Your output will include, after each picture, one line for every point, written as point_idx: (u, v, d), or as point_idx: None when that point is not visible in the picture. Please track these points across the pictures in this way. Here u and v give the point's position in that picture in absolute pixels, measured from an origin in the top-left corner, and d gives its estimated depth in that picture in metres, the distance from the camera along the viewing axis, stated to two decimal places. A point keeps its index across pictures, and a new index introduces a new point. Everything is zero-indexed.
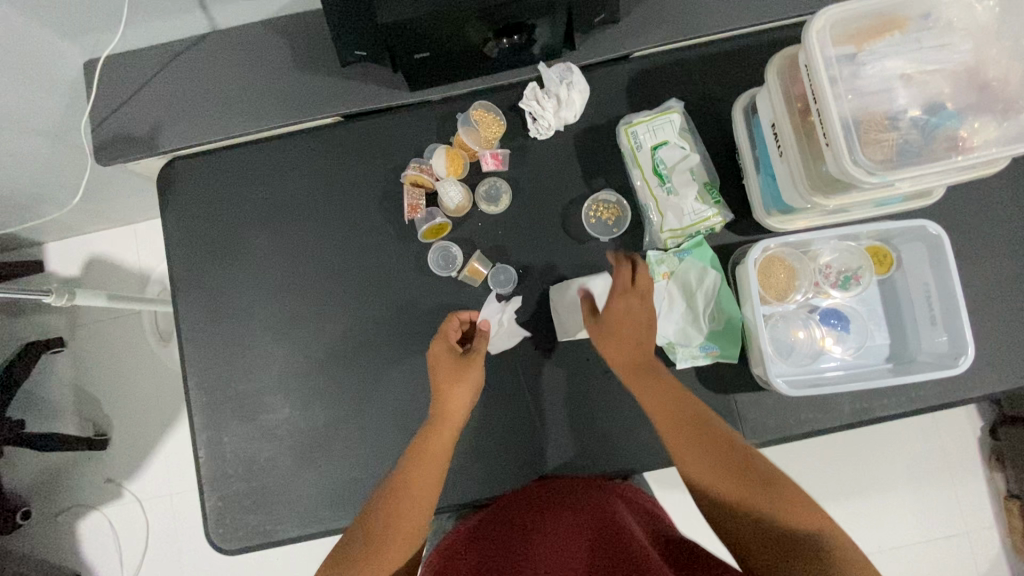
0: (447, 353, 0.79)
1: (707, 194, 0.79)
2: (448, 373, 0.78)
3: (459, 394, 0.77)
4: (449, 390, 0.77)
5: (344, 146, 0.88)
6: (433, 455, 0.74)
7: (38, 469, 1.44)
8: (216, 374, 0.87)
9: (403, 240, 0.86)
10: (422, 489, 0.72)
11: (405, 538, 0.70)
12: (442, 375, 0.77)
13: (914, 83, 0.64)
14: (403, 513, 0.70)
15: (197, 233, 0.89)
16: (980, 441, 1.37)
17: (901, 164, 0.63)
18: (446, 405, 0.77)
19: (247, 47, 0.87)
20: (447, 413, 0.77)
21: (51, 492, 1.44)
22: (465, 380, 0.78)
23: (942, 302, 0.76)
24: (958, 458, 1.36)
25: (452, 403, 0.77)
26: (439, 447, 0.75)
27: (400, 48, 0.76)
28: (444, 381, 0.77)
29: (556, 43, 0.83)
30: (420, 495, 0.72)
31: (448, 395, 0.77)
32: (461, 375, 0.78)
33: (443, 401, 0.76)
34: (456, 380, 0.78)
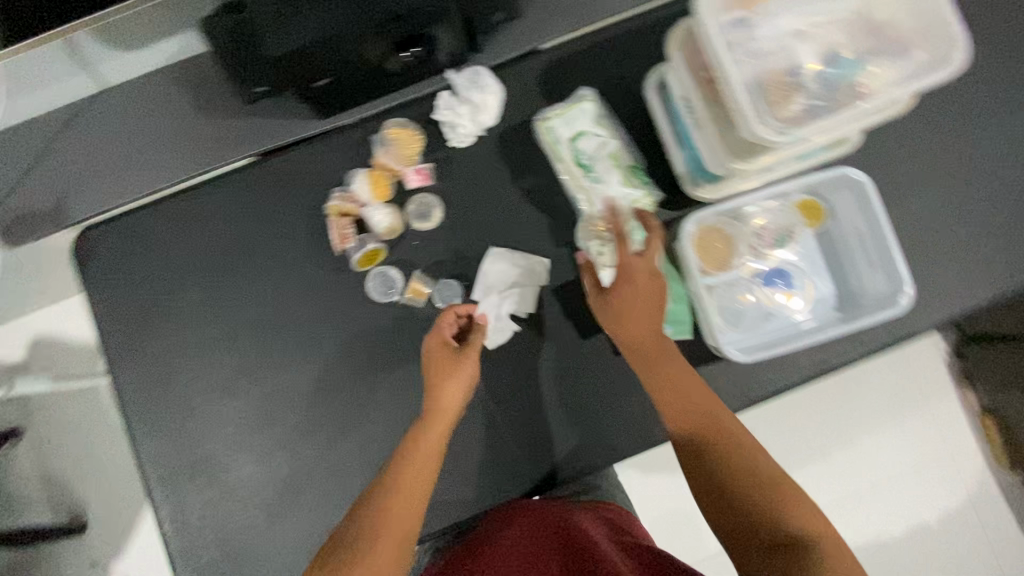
0: (441, 348, 0.77)
1: (632, 176, 0.79)
2: (440, 367, 0.76)
3: (452, 390, 0.75)
4: (443, 386, 0.75)
5: (261, 185, 0.85)
6: (422, 463, 0.72)
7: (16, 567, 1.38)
8: (169, 443, 0.83)
9: (341, 272, 0.83)
10: (417, 488, 0.71)
11: (397, 539, 0.68)
12: (438, 370, 0.76)
13: (808, 37, 0.64)
14: (387, 529, 0.67)
15: (124, 301, 0.85)
16: (949, 364, 1.40)
17: (808, 118, 0.63)
18: (440, 402, 0.75)
19: (144, 100, 0.84)
20: (443, 411, 0.75)
21: None
22: (458, 375, 0.76)
23: (876, 245, 0.78)
24: (931, 385, 1.39)
25: (445, 398, 0.75)
26: (431, 455, 0.73)
27: (297, 74, 0.74)
28: (437, 376, 0.76)
29: (461, 49, 0.81)
30: (412, 491, 0.70)
31: (444, 393, 0.75)
32: (455, 369, 0.76)
33: (439, 399, 0.75)
34: (449, 374, 0.76)
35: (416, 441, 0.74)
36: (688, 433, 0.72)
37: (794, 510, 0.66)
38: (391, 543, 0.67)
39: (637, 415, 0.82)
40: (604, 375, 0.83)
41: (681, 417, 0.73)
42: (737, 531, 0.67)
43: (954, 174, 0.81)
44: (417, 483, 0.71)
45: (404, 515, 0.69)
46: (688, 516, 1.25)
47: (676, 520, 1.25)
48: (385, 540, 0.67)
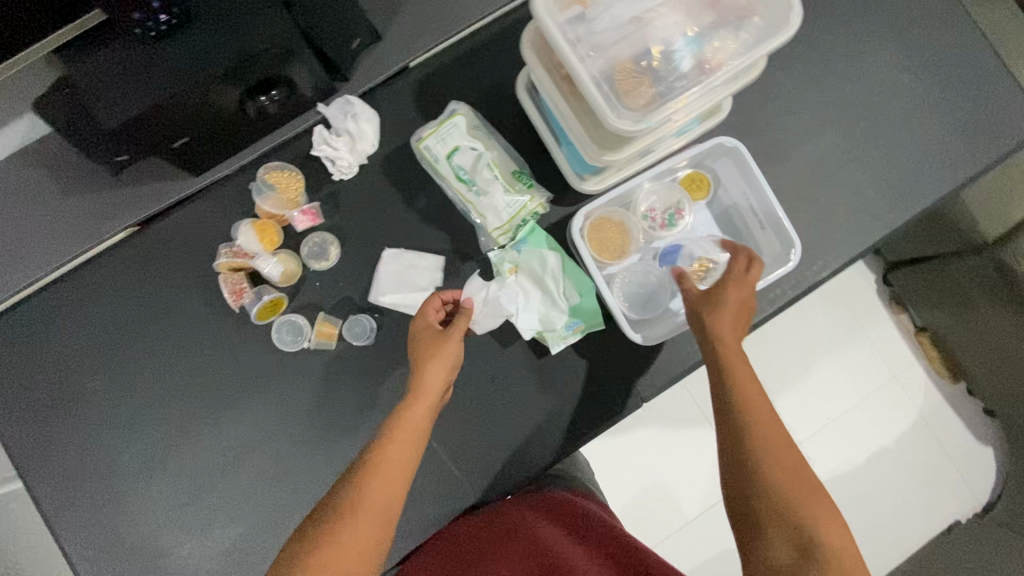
0: (428, 326, 0.72)
1: (517, 182, 0.78)
2: (424, 344, 0.71)
3: (436, 366, 0.70)
4: (427, 362, 0.70)
5: (145, 254, 0.81)
6: (409, 441, 0.66)
7: None
8: (102, 537, 0.80)
9: (245, 328, 0.81)
10: (405, 466, 0.65)
11: (377, 517, 0.61)
12: (424, 346, 0.71)
13: (648, 21, 0.65)
14: (366, 510, 0.61)
15: (23, 400, 0.81)
16: (879, 291, 1.46)
17: (660, 101, 0.64)
18: (425, 380, 0.69)
19: (4, 190, 0.80)
20: (433, 389, 0.69)
21: None
22: (440, 353, 0.70)
23: (761, 206, 0.81)
24: (867, 315, 1.45)
25: (428, 375, 0.69)
26: (417, 439, 0.67)
27: (155, 140, 0.72)
28: (422, 354, 0.71)
29: (324, 81, 0.80)
30: (398, 469, 0.64)
31: (431, 369, 0.70)
32: (440, 346, 0.70)
33: (427, 375, 0.69)
34: (433, 351, 0.70)
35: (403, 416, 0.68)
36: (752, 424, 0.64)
37: (818, 515, 0.59)
38: (371, 525, 0.61)
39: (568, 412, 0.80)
40: None
41: (754, 408, 0.65)
42: (758, 519, 0.60)
43: (825, 122, 0.84)
44: (402, 465, 0.65)
45: (385, 498, 0.63)
46: (660, 492, 1.27)
47: (649, 498, 1.26)
48: (362, 521, 0.60)
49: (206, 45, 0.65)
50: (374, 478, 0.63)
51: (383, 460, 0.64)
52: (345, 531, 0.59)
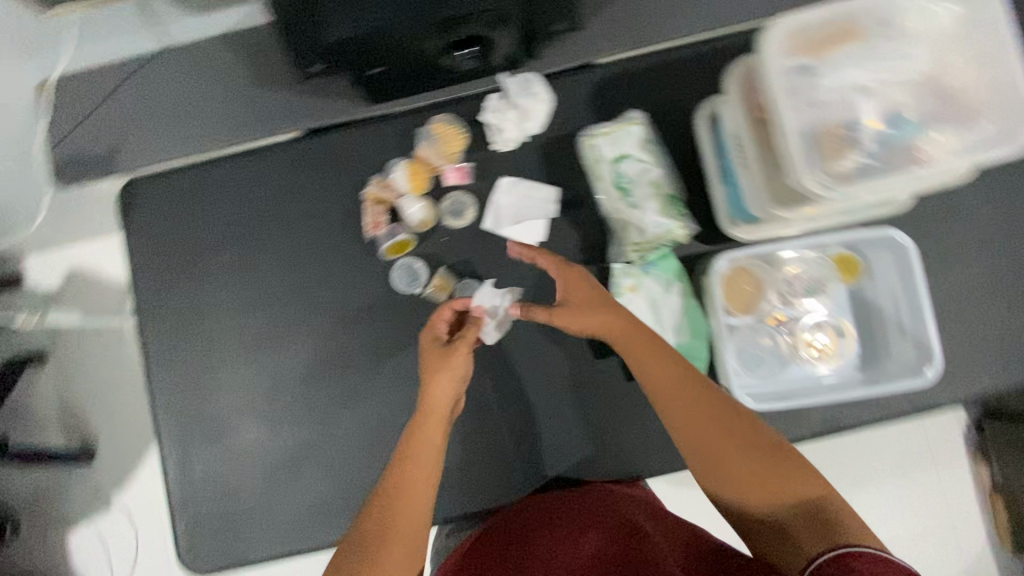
0: (434, 342, 0.74)
1: (670, 206, 0.77)
2: (434, 366, 0.72)
3: (442, 384, 0.71)
4: (433, 381, 0.71)
5: (303, 159, 0.85)
6: (426, 465, 0.67)
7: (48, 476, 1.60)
8: (186, 396, 0.86)
9: (368, 258, 0.85)
10: (422, 495, 0.65)
11: (409, 545, 0.63)
12: (431, 366, 0.72)
13: (873, 93, 0.62)
14: (392, 543, 0.62)
15: (159, 254, 0.88)
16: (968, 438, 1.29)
17: (859, 175, 0.62)
18: (432, 400, 0.70)
19: (204, 63, 0.86)
20: (436, 406, 0.70)
21: (55, 505, 1.58)
22: (450, 367, 0.71)
23: (910, 310, 0.76)
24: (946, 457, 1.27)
25: (437, 394, 0.71)
26: (431, 456, 0.68)
27: (356, 61, 0.75)
28: (429, 374, 0.72)
29: (517, 52, 0.81)
30: (416, 496, 0.65)
31: (434, 388, 0.71)
32: (445, 364, 0.72)
33: (429, 394, 0.70)
34: (439, 369, 0.71)
35: (414, 438, 0.69)
36: (691, 425, 0.62)
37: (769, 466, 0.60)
38: (402, 555, 0.62)
39: (639, 439, 0.81)
40: (613, 399, 0.82)
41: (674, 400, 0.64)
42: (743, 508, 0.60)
43: (1002, 248, 0.79)
44: (412, 492, 0.65)
45: (408, 529, 0.63)
46: None
47: None
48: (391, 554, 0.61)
49: None
50: (387, 510, 0.63)
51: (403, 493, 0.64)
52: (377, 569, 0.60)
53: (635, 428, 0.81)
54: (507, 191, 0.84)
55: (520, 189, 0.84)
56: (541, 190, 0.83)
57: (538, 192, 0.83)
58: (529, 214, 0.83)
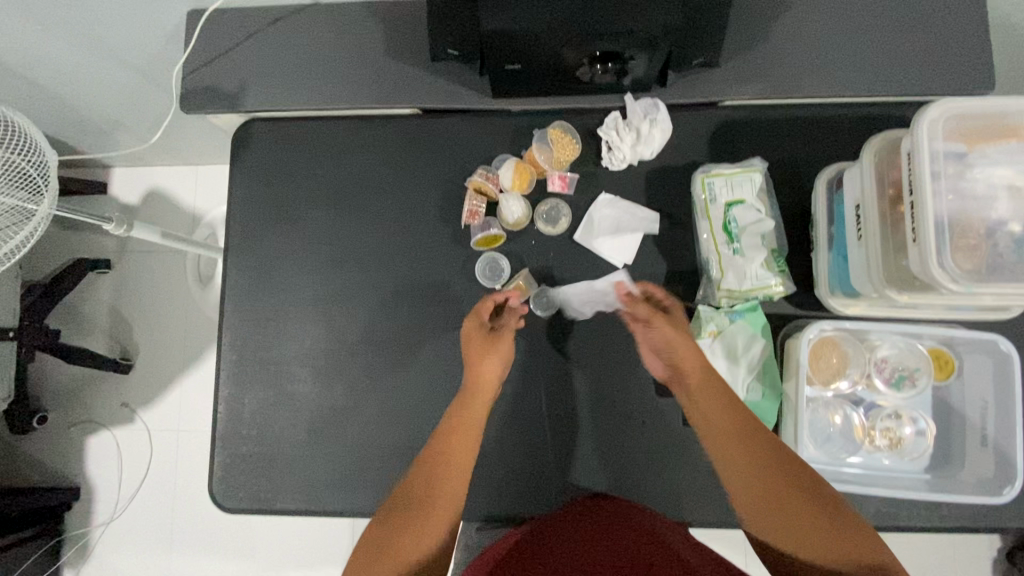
0: (477, 327, 0.80)
1: (772, 262, 0.77)
2: (478, 353, 0.78)
3: (490, 363, 0.78)
4: (480, 364, 0.77)
5: (416, 137, 0.88)
6: (468, 434, 0.75)
7: (83, 377, 1.67)
8: (251, 335, 0.88)
9: (457, 244, 0.86)
10: (467, 457, 0.74)
11: (453, 506, 0.71)
12: (478, 356, 0.78)
13: (1022, 196, 0.60)
14: (427, 516, 0.69)
15: (258, 195, 0.90)
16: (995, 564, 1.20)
17: (991, 278, 0.59)
18: (478, 376, 0.77)
19: (343, 24, 0.89)
20: (479, 390, 0.77)
21: (86, 406, 1.66)
22: (496, 350, 0.78)
23: (997, 425, 0.72)
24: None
25: (484, 373, 0.77)
26: (468, 441, 0.74)
27: (494, 57, 0.76)
28: (474, 354, 0.78)
29: (649, 79, 0.81)
30: (460, 460, 0.73)
31: (477, 375, 0.77)
32: (491, 348, 0.78)
33: (472, 381, 0.77)
34: (485, 350, 0.78)
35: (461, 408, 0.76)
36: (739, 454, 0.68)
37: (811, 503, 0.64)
38: (434, 528, 0.69)
39: (682, 485, 0.80)
40: (665, 440, 0.80)
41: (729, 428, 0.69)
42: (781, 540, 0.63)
43: None
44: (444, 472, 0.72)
45: (441, 506, 0.70)
46: None
47: None
48: (422, 528, 0.68)
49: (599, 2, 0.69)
50: (424, 484, 0.71)
51: (444, 462, 0.73)
52: (409, 537, 0.67)
53: (680, 473, 0.80)
54: (606, 208, 0.84)
55: (620, 208, 0.83)
56: (640, 215, 0.83)
57: (639, 217, 0.83)
58: (624, 235, 0.82)
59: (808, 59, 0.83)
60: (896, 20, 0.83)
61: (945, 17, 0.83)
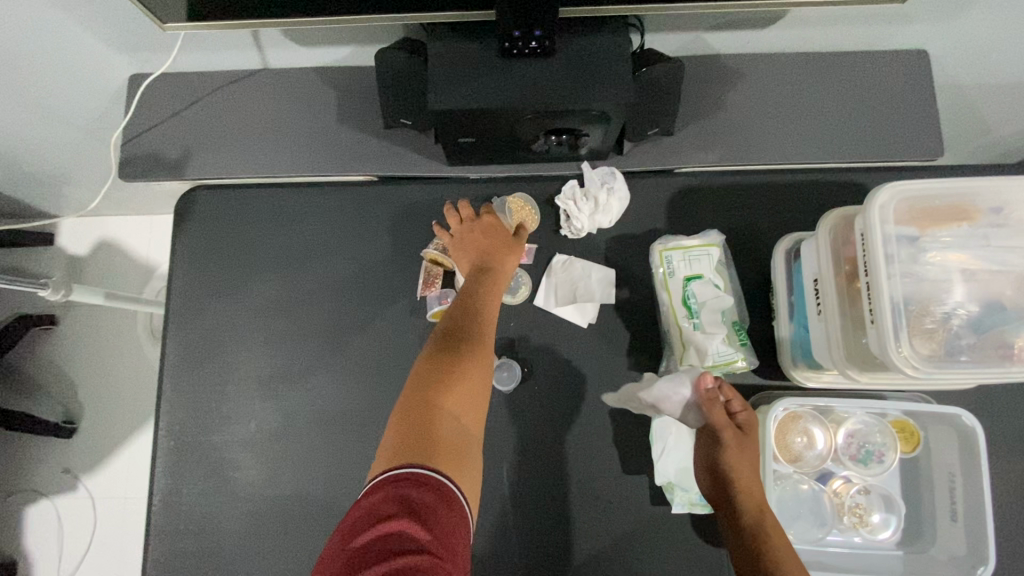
0: (496, 227, 0.79)
1: (733, 336, 0.75)
2: (495, 242, 0.77)
3: (511, 260, 0.77)
4: (505, 256, 0.77)
5: (370, 204, 0.86)
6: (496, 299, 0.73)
7: (22, 442, 1.56)
8: (191, 418, 0.82)
9: (413, 317, 0.83)
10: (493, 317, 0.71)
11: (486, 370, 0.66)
12: (493, 243, 0.77)
13: (976, 277, 0.59)
14: (474, 359, 0.66)
15: (201, 265, 0.86)
16: None
17: (949, 362, 0.57)
18: (502, 266, 0.76)
19: (294, 91, 0.87)
20: (501, 262, 0.76)
21: (24, 474, 1.54)
22: (517, 251, 0.78)
23: (966, 499, 0.71)
24: None
25: (505, 268, 0.76)
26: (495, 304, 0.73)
27: (446, 131, 0.74)
28: (494, 249, 0.77)
29: (605, 148, 0.80)
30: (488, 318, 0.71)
31: (495, 253, 0.76)
32: (511, 247, 0.78)
33: (491, 260, 0.76)
34: (506, 249, 0.77)
35: (492, 284, 0.74)
36: None
37: None
38: (480, 367, 0.65)
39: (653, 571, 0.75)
40: (633, 523, 0.76)
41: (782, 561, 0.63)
42: None
43: None
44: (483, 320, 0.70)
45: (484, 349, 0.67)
46: None
47: None
48: (475, 364, 0.66)
49: (549, 80, 0.68)
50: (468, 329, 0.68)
51: (478, 329, 0.69)
52: (461, 365, 0.65)
53: (650, 558, 0.75)
54: (564, 277, 0.81)
55: (578, 275, 0.81)
56: (599, 285, 0.81)
57: (598, 286, 0.81)
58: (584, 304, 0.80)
59: (760, 126, 0.84)
60: (846, 88, 0.84)
61: (890, 85, 0.85)
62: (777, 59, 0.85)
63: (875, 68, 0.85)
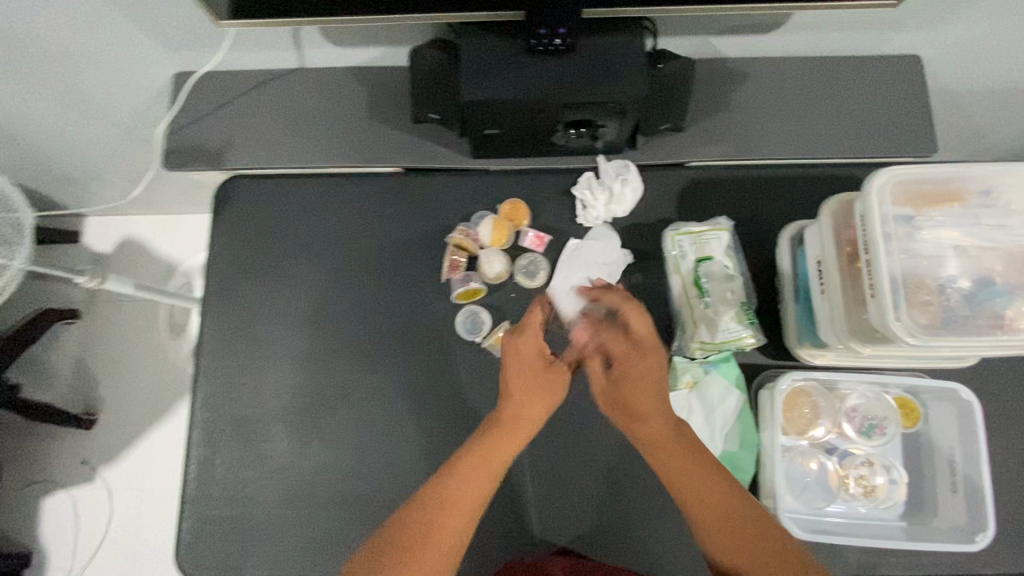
0: (532, 363, 0.77)
1: (743, 314, 0.78)
2: (527, 387, 0.76)
3: (532, 412, 0.76)
4: (525, 409, 0.75)
5: (398, 194, 0.91)
6: (485, 472, 0.71)
7: (42, 433, 1.59)
8: (227, 392, 0.86)
9: (438, 299, 0.87)
10: (475, 501, 0.70)
11: (447, 556, 0.66)
12: (522, 386, 0.76)
13: (967, 254, 0.64)
14: (436, 541, 0.66)
15: (238, 250, 0.91)
16: None
17: (946, 332, 0.62)
18: (516, 420, 0.75)
19: (328, 88, 0.92)
20: (512, 424, 0.75)
21: (43, 464, 1.58)
22: (545, 397, 0.77)
23: (965, 470, 0.74)
24: None
25: (522, 421, 0.75)
26: (479, 484, 0.70)
27: (474, 123, 0.80)
28: (523, 395, 0.76)
29: (620, 142, 0.86)
30: (465, 499, 0.69)
31: (515, 404, 0.75)
32: (540, 390, 0.77)
33: (508, 411, 0.75)
34: (533, 396, 0.76)
35: (482, 449, 0.72)
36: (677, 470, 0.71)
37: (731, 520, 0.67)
38: (439, 555, 0.65)
39: (664, 539, 0.80)
40: (647, 493, 0.81)
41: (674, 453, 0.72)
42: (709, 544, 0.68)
43: None
44: (465, 497, 0.69)
45: (449, 537, 0.67)
46: None
47: None
48: (433, 556, 0.65)
49: (571, 76, 0.74)
50: (430, 518, 0.67)
51: (442, 510, 0.68)
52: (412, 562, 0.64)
53: (661, 526, 0.80)
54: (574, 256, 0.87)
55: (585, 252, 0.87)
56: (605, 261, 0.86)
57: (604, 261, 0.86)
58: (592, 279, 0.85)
59: (766, 123, 0.89)
60: (846, 90, 0.90)
61: (886, 87, 0.91)
62: (781, 63, 0.91)
63: (873, 71, 0.91)
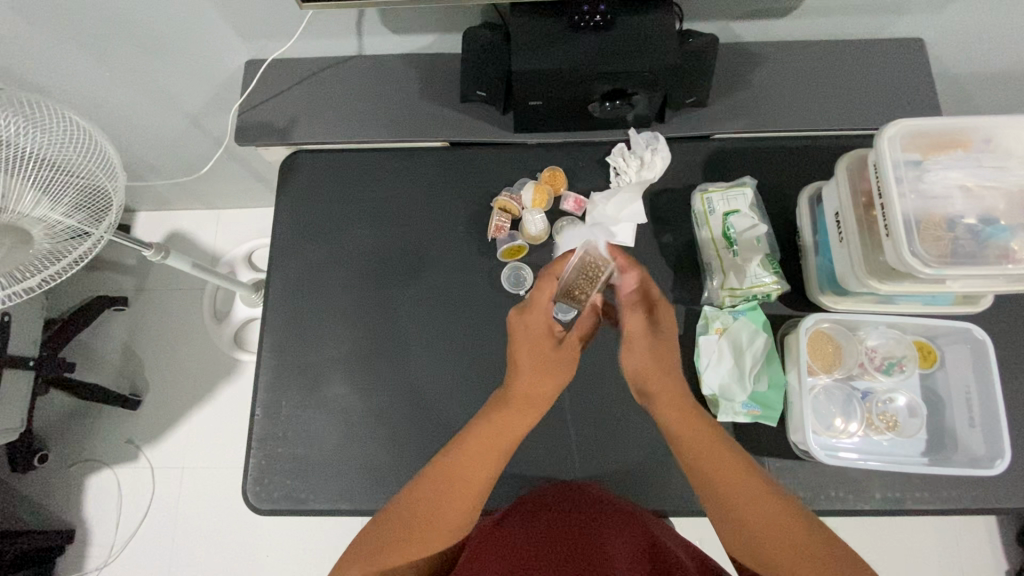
0: (542, 339, 0.82)
1: (767, 264, 0.86)
2: (541, 359, 0.81)
3: (546, 385, 0.81)
4: (536, 385, 0.80)
5: (448, 165, 1.00)
6: (487, 449, 0.77)
7: (88, 414, 1.67)
8: (292, 343, 0.94)
9: (484, 258, 0.95)
10: (479, 478, 0.76)
11: (452, 522, 0.75)
12: (533, 361, 0.81)
13: (972, 195, 0.71)
14: (445, 512, 0.74)
15: (302, 216, 1.00)
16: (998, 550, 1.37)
17: (956, 263, 0.68)
18: (525, 393, 0.80)
19: (383, 70, 1.02)
20: (524, 403, 0.79)
21: (89, 444, 1.65)
22: (556, 372, 0.82)
23: (981, 406, 0.79)
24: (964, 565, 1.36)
25: (536, 392, 0.80)
26: (483, 464, 0.77)
27: (519, 95, 0.89)
28: (536, 369, 0.81)
29: (650, 115, 0.94)
30: (473, 475, 0.76)
31: (527, 382, 0.80)
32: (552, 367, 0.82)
33: (520, 388, 0.80)
34: (546, 371, 0.81)
35: (493, 424, 0.78)
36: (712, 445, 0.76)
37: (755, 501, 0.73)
38: (453, 513, 0.75)
39: None
40: None
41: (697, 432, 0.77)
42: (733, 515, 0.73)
43: None
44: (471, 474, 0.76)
45: (456, 506, 0.75)
46: None
47: None
48: (443, 521, 0.74)
49: (608, 50, 0.83)
50: (438, 481, 0.75)
51: (456, 478, 0.75)
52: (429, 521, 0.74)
53: None
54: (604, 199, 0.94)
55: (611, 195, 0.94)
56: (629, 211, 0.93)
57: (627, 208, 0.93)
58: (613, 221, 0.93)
59: (784, 99, 0.97)
60: (857, 70, 0.99)
61: (894, 66, 0.99)
62: (796, 46, 1.00)
63: (880, 53, 1.00)
